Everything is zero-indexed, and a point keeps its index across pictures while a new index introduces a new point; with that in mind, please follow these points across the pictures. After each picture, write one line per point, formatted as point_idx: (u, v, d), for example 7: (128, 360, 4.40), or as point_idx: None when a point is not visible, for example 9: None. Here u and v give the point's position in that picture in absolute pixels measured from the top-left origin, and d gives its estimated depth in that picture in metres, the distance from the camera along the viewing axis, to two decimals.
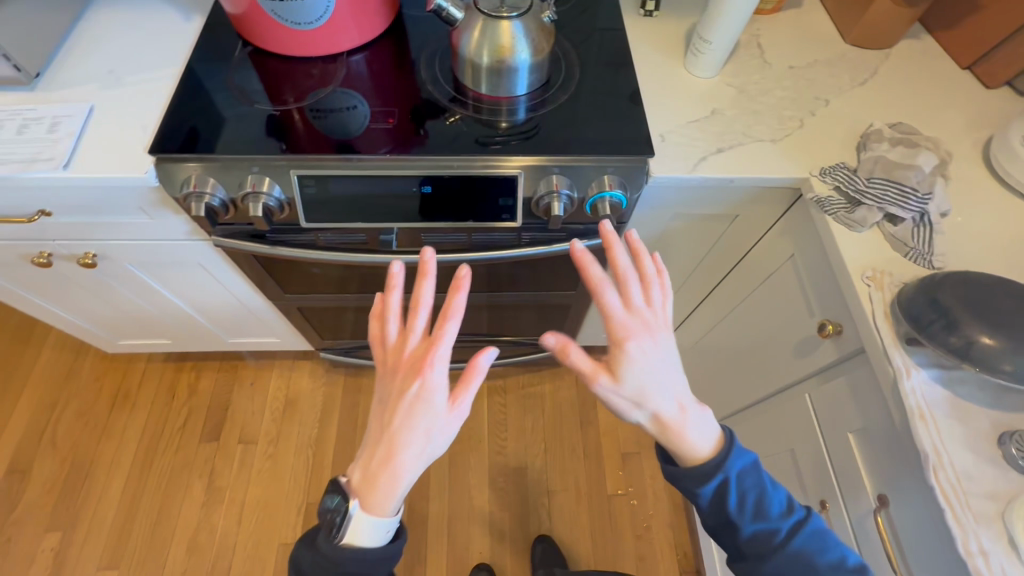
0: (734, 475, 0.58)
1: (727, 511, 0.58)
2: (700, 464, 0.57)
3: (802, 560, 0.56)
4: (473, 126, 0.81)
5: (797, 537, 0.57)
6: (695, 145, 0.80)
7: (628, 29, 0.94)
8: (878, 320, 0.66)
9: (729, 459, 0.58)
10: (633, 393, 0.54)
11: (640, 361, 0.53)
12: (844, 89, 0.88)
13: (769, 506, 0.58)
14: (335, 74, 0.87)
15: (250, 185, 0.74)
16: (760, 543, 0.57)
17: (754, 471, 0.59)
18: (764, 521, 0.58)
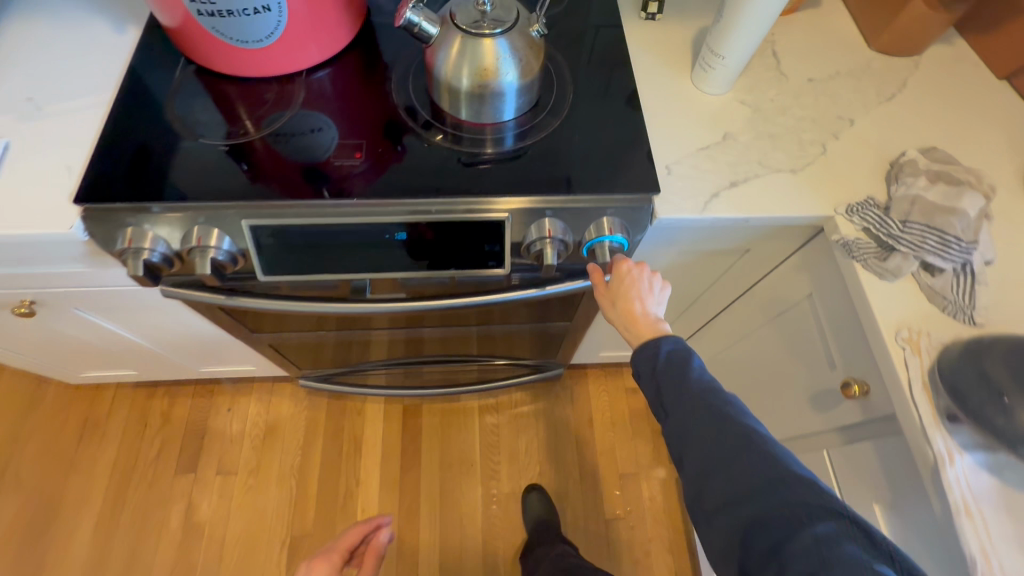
0: (666, 352, 0.65)
1: (658, 374, 0.64)
2: (642, 339, 0.67)
3: (711, 410, 0.60)
4: (454, 160, 0.71)
5: (711, 394, 0.61)
6: (706, 178, 0.71)
7: (628, 35, 0.83)
8: (915, 392, 0.58)
9: (664, 338, 0.66)
10: (610, 298, 0.71)
11: (622, 277, 0.70)
12: (870, 106, 0.78)
13: (692, 371, 0.63)
14: (294, 94, 0.76)
15: (195, 238, 0.64)
16: (680, 400, 0.62)
17: (687, 355, 0.65)
18: (682, 381, 0.63)
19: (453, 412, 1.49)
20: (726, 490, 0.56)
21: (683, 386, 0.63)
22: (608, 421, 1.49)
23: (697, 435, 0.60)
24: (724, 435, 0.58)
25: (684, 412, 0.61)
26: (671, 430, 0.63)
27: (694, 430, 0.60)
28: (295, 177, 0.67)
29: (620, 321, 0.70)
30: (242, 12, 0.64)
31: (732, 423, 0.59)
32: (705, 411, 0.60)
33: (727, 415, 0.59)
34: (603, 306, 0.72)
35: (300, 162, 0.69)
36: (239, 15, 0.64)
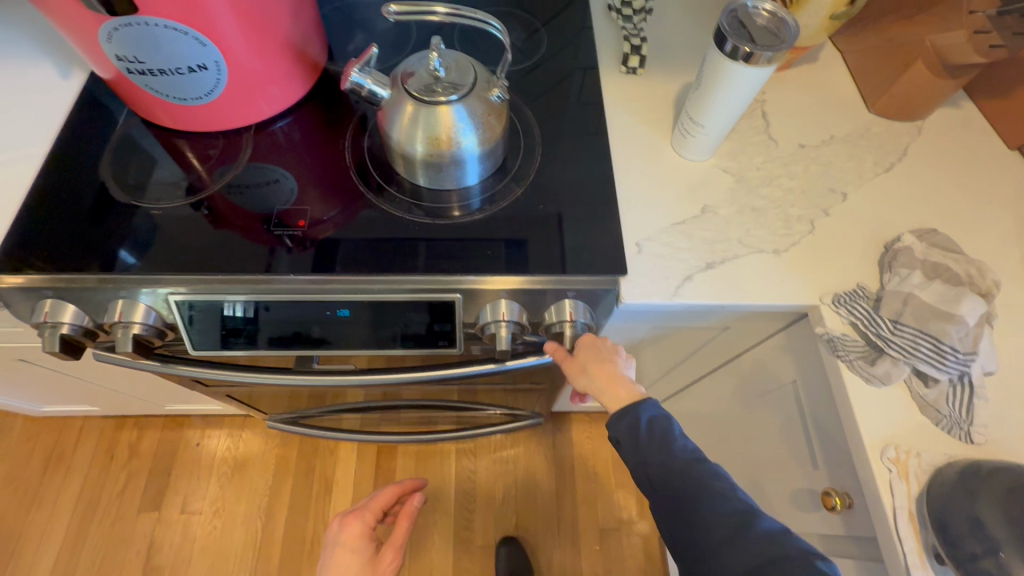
0: (646, 420, 0.58)
1: (642, 448, 0.58)
2: (619, 407, 0.60)
3: (703, 486, 0.54)
4: (407, 229, 0.65)
5: (700, 467, 0.56)
6: (680, 257, 0.65)
7: (605, 91, 0.78)
8: (901, 524, 0.52)
9: (643, 403, 0.59)
10: (581, 365, 0.63)
11: (590, 344, 0.64)
12: (864, 178, 0.72)
13: (676, 441, 0.57)
14: (245, 147, 0.71)
15: (118, 313, 0.60)
16: (669, 477, 0.56)
17: (670, 424, 0.59)
18: (667, 455, 0.57)
19: (430, 454, 1.44)
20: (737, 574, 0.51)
21: (669, 463, 0.56)
22: (590, 471, 1.42)
23: (701, 519, 0.54)
24: (725, 524, 0.52)
25: (680, 485, 0.55)
26: (665, 505, 0.56)
27: (690, 511, 0.54)
28: (250, 237, 0.63)
29: (595, 388, 0.62)
30: (176, 71, 0.59)
31: (737, 512, 0.52)
32: (696, 486, 0.55)
33: (719, 492, 0.54)
34: (571, 374, 0.63)
35: (260, 218, 0.65)
36: (171, 74, 0.59)
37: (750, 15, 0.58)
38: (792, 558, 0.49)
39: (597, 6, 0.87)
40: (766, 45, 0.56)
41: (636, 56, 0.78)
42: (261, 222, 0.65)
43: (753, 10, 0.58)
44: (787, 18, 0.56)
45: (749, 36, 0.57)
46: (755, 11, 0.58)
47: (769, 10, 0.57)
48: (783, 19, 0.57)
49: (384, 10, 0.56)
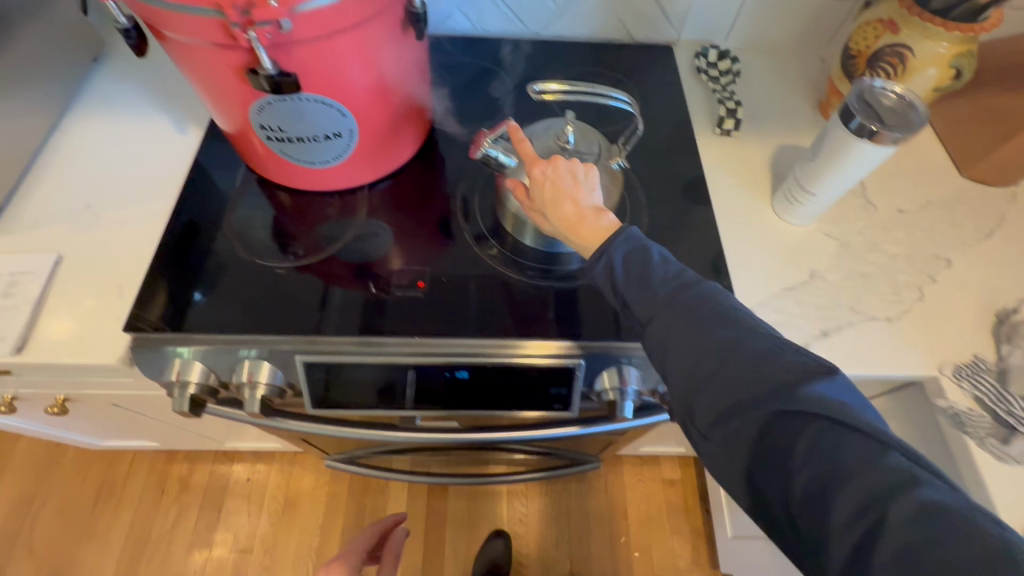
0: (622, 258, 0.53)
1: (621, 288, 0.53)
2: (593, 246, 0.55)
3: (693, 317, 0.49)
4: (522, 293, 0.66)
5: (686, 295, 0.50)
6: (794, 324, 0.65)
7: (702, 153, 0.80)
8: None
9: (616, 242, 0.53)
10: (543, 214, 0.59)
11: (540, 184, 0.57)
12: (966, 245, 0.73)
13: (655, 273, 0.51)
14: (357, 206, 0.73)
15: (246, 373, 0.60)
16: (649, 308, 0.51)
17: (648, 249, 0.53)
18: (648, 290, 0.51)
19: (481, 494, 1.42)
20: (727, 407, 0.45)
21: (652, 299, 0.51)
22: (643, 515, 1.40)
23: (688, 356, 0.48)
24: (728, 386, 0.45)
25: (657, 320, 0.50)
26: (650, 343, 0.51)
27: (677, 336, 0.48)
28: (371, 297, 0.64)
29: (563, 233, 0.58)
30: (313, 138, 0.61)
31: (727, 342, 0.46)
32: (681, 320, 0.49)
33: (709, 324, 0.48)
34: (538, 223, 0.60)
35: (351, 267, 0.68)
36: (307, 141, 0.61)
37: (877, 96, 0.60)
38: (792, 389, 0.42)
39: (686, 69, 0.90)
40: (892, 128, 0.58)
41: (731, 119, 0.80)
42: (379, 283, 0.66)
43: (880, 93, 0.60)
44: (915, 106, 0.58)
45: (875, 115, 0.59)
46: (881, 93, 0.60)
47: (896, 95, 0.59)
48: (909, 104, 0.59)
49: (529, 88, 0.58)
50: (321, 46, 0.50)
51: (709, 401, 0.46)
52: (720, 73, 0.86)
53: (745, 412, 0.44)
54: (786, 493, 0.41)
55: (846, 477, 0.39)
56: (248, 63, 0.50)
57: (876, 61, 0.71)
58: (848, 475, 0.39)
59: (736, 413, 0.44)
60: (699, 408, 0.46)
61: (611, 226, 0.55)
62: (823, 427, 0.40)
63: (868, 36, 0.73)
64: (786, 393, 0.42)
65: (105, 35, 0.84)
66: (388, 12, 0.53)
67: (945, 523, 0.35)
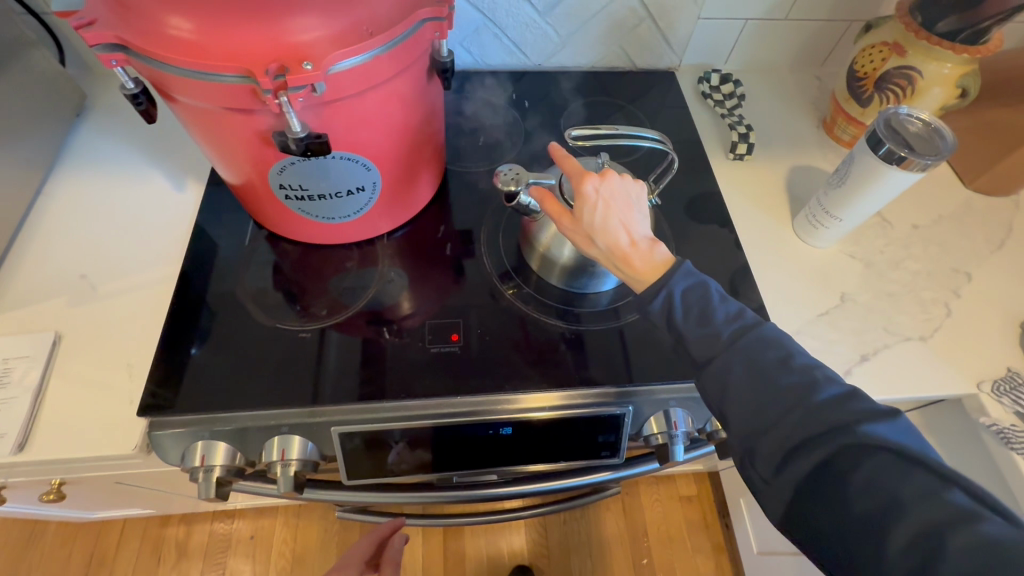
0: (679, 294, 0.48)
1: (676, 325, 0.48)
2: (647, 280, 0.49)
3: (755, 360, 0.45)
4: (560, 340, 0.64)
5: (748, 336, 0.46)
6: (833, 350, 0.65)
7: (719, 179, 0.79)
8: None
9: (673, 274, 0.48)
10: (587, 235, 0.50)
11: (588, 201, 0.48)
12: (982, 257, 0.75)
13: (716, 312, 0.47)
14: (376, 257, 0.70)
15: (278, 451, 0.56)
16: (704, 347, 0.47)
17: (704, 282, 0.49)
18: (707, 329, 0.47)
19: (499, 528, 1.38)
20: (788, 448, 0.42)
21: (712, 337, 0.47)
22: (663, 535, 1.38)
23: (754, 395, 0.44)
24: (792, 423, 0.42)
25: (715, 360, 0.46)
26: (706, 384, 0.47)
27: (735, 376, 0.45)
28: (398, 351, 0.62)
29: (609, 259, 0.50)
30: (336, 195, 0.58)
31: (794, 385, 0.43)
32: (747, 361, 0.45)
33: (772, 365, 0.44)
34: (576, 246, 0.52)
35: (364, 314, 0.65)
36: (329, 198, 0.58)
37: (902, 122, 0.61)
38: (851, 426, 0.40)
39: (690, 93, 0.90)
40: (920, 154, 0.59)
41: (744, 143, 0.80)
42: (410, 338, 0.63)
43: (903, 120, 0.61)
44: (939, 134, 0.60)
45: (902, 140, 0.59)
46: (904, 120, 0.61)
47: (919, 122, 0.61)
48: (932, 132, 0.60)
49: (566, 132, 0.57)
50: (350, 105, 0.48)
51: (770, 441, 0.43)
52: (725, 96, 0.87)
53: (806, 449, 0.41)
54: (843, 532, 0.39)
55: (905, 509, 0.37)
56: (275, 126, 0.47)
57: (883, 83, 0.73)
58: (905, 507, 0.37)
59: (795, 453, 0.42)
60: (757, 447, 0.43)
61: (665, 257, 0.49)
62: (886, 462, 0.39)
63: (874, 59, 0.74)
64: (847, 429, 0.40)
65: (87, 87, 0.79)
66: (413, 66, 0.52)
67: (1010, 558, 0.33)
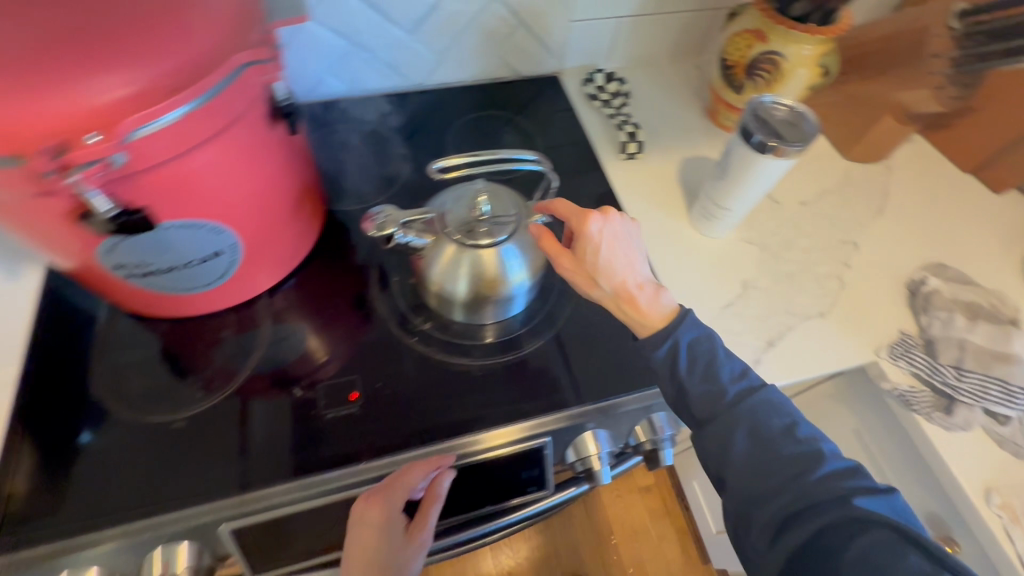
0: (684, 344, 0.54)
1: (679, 375, 0.53)
2: (654, 328, 0.55)
3: (758, 428, 0.50)
4: (467, 378, 0.60)
5: (749, 403, 0.51)
6: (741, 341, 0.65)
7: (614, 182, 0.78)
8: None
9: (681, 326, 0.54)
10: (592, 276, 0.56)
11: (589, 249, 0.54)
12: (865, 224, 0.78)
13: (721, 371, 0.53)
14: (261, 315, 0.64)
15: (156, 566, 0.50)
16: (707, 407, 0.52)
17: (711, 336, 0.55)
18: (711, 385, 0.52)
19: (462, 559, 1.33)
20: (785, 516, 0.46)
21: (718, 406, 0.51)
22: (628, 530, 1.39)
23: (755, 462, 0.49)
24: (792, 495, 0.47)
25: (718, 422, 0.51)
26: (707, 449, 0.52)
27: (735, 442, 0.50)
28: (293, 422, 0.56)
29: (614, 302, 0.56)
30: (186, 264, 0.51)
31: (794, 456, 0.48)
32: (750, 426, 0.50)
33: (776, 434, 0.49)
34: (580, 286, 0.57)
35: (266, 378, 0.60)
36: (180, 269, 0.51)
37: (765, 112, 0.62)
38: (846, 498, 0.45)
39: (576, 97, 0.89)
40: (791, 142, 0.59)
41: (633, 142, 0.80)
42: (308, 402, 0.57)
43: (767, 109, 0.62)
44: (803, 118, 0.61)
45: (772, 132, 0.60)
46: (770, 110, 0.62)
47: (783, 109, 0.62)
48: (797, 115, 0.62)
49: (429, 167, 0.53)
50: (170, 170, 0.42)
51: (770, 503, 0.47)
52: (609, 96, 0.87)
53: (801, 523, 0.46)
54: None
55: None
56: (77, 207, 0.41)
57: (754, 68, 0.75)
58: None
59: (790, 521, 0.46)
60: (757, 510, 0.48)
61: (670, 303, 0.56)
62: (877, 539, 0.43)
63: (740, 46, 0.75)
64: (843, 502, 0.45)
65: None
66: (248, 114, 0.46)
67: None
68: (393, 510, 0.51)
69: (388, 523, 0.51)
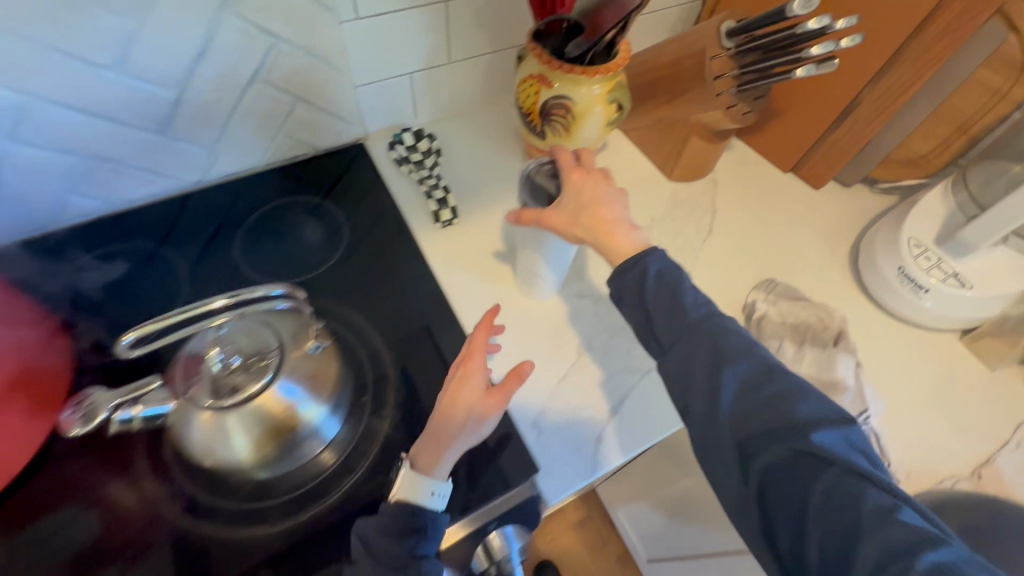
0: (655, 273, 0.52)
1: (648, 299, 0.52)
2: (624, 258, 0.54)
3: (720, 343, 0.48)
4: (263, 553, 0.51)
5: (714, 321, 0.50)
6: (581, 418, 0.60)
7: (432, 256, 0.71)
8: None
9: (650, 255, 0.54)
10: (575, 217, 0.56)
11: (591, 181, 0.58)
12: (697, 249, 0.76)
13: (687, 296, 0.51)
14: (21, 505, 0.52)
15: None
16: (671, 336, 0.50)
17: (681, 274, 0.53)
18: (678, 312, 0.50)
19: None
20: (748, 439, 0.45)
21: (682, 324, 0.50)
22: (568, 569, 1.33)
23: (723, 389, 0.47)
24: (758, 420, 0.45)
25: (679, 344, 0.49)
26: (668, 374, 0.50)
27: (699, 368, 0.48)
28: None
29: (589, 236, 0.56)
30: None
31: (758, 374, 0.47)
32: (712, 350, 0.48)
33: (737, 351, 0.48)
34: (555, 224, 0.56)
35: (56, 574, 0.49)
36: None
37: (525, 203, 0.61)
38: (803, 428, 0.43)
39: (385, 164, 0.81)
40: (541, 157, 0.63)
41: (446, 209, 0.73)
42: None
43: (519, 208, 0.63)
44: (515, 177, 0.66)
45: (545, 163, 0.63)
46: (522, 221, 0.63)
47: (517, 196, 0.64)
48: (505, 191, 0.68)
49: (117, 347, 0.44)
50: None
51: (727, 432, 0.46)
52: (421, 155, 0.78)
53: (765, 446, 0.44)
54: (796, 531, 0.42)
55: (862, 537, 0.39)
56: None
57: (548, 114, 0.70)
58: (863, 534, 0.39)
59: (753, 447, 0.45)
60: (716, 441, 0.46)
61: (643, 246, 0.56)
62: (838, 473, 0.41)
63: (530, 93, 0.70)
64: (800, 430, 0.44)
65: None
66: None
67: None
68: (478, 363, 0.52)
69: (473, 368, 0.52)
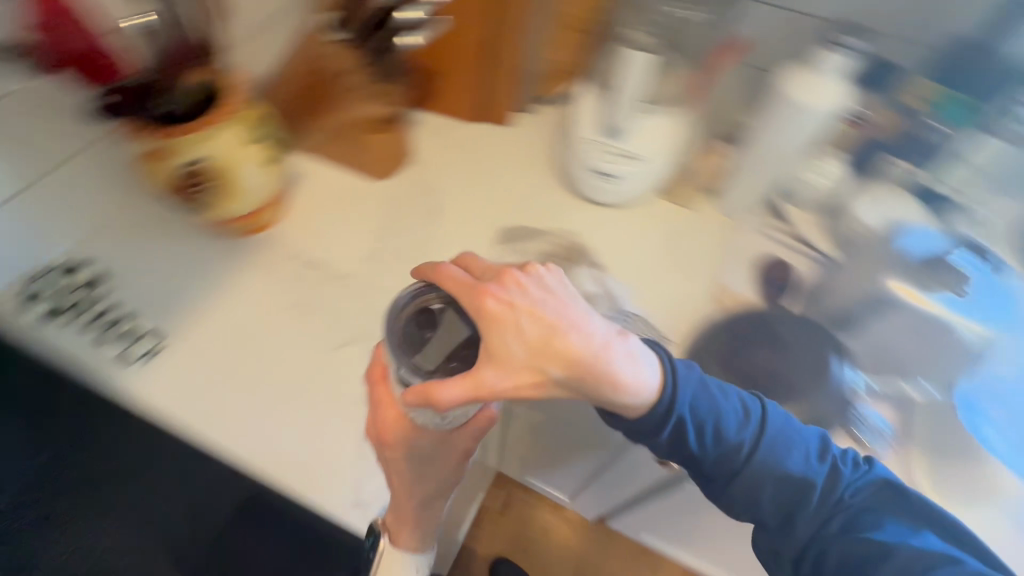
0: (686, 409, 0.46)
1: (699, 445, 0.47)
2: (648, 409, 0.45)
3: (779, 466, 0.48)
4: None
5: (767, 433, 0.48)
6: None
7: (148, 401, 0.58)
8: None
9: (676, 393, 0.46)
10: (535, 364, 0.39)
11: (523, 312, 0.39)
12: (434, 234, 0.73)
13: (728, 427, 0.48)
14: None
15: None
16: (753, 480, 0.48)
17: (710, 391, 0.48)
18: (727, 445, 0.48)
19: None
20: (808, 530, 0.47)
21: (731, 453, 0.48)
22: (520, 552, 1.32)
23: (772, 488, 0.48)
24: (810, 510, 0.47)
25: (735, 474, 0.48)
26: (731, 492, 0.49)
27: (764, 486, 0.48)
28: None
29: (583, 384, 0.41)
30: None
31: (807, 466, 0.48)
32: (772, 462, 0.48)
33: (789, 452, 0.48)
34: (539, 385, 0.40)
35: None
36: None
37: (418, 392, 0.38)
38: (853, 504, 0.47)
39: (20, 325, 0.61)
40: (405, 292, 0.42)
41: (141, 340, 0.62)
42: None
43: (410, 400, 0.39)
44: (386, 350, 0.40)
45: (418, 325, 0.41)
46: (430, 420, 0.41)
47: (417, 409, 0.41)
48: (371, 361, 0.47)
49: None
50: None
51: (786, 522, 0.48)
52: (82, 296, 0.64)
53: (813, 530, 0.47)
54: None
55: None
56: None
57: (193, 181, 0.59)
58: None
59: (809, 534, 0.47)
60: (785, 540, 0.48)
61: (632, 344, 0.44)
62: (878, 530, 0.45)
63: (158, 165, 0.57)
64: (836, 504, 0.47)
65: None
66: None
67: None
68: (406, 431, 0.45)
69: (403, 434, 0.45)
